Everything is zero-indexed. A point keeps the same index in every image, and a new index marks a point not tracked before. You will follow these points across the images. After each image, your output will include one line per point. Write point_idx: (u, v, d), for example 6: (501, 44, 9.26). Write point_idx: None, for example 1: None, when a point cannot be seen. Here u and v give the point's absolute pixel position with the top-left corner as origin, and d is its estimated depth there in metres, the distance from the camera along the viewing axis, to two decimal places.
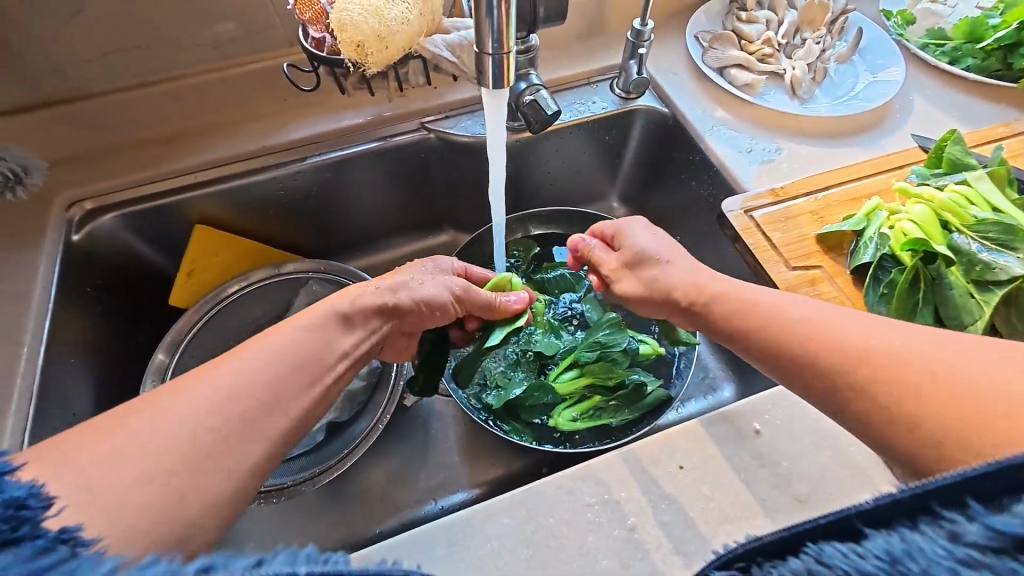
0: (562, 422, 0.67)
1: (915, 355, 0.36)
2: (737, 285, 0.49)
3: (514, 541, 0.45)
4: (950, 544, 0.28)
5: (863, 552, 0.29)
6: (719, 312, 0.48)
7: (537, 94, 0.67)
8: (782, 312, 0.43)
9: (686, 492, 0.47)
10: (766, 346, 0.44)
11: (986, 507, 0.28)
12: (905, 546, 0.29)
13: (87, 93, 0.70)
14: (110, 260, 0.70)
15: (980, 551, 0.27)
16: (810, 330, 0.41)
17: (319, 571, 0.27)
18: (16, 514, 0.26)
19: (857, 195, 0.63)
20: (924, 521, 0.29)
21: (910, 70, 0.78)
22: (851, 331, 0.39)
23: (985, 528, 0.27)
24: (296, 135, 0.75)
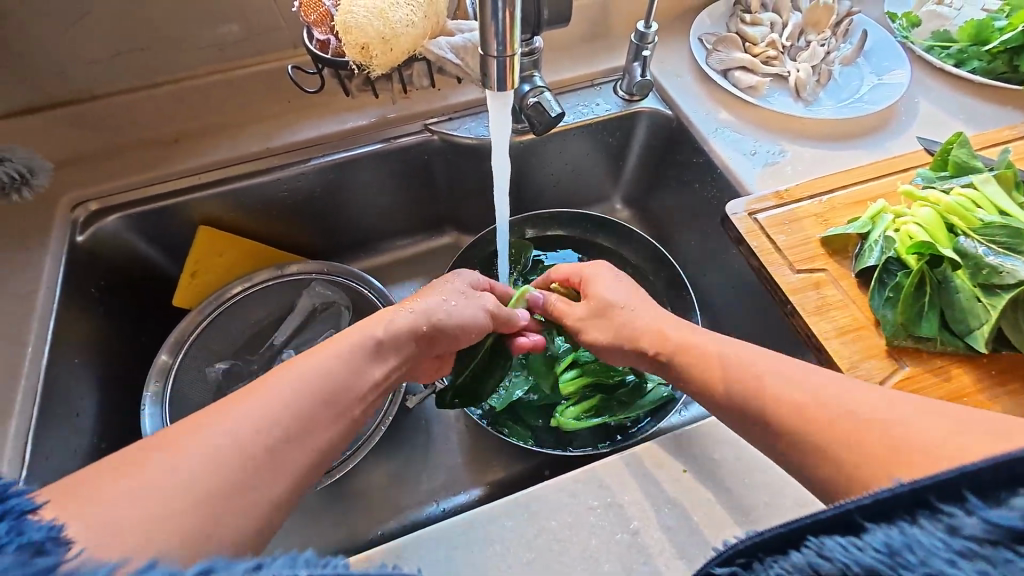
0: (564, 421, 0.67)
1: (868, 410, 0.37)
2: (702, 338, 0.51)
3: (517, 543, 0.45)
4: (949, 537, 0.28)
5: (862, 545, 0.30)
6: (684, 368, 0.50)
7: (540, 96, 0.67)
8: (739, 367, 0.45)
9: (689, 497, 0.47)
10: (729, 402, 0.45)
11: (983, 500, 0.28)
12: (905, 539, 0.29)
13: (92, 94, 0.70)
14: (114, 260, 0.70)
15: (978, 543, 0.27)
16: (770, 384, 0.43)
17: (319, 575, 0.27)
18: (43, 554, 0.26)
19: (862, 197, 0.62)
20: (923, 514, 0.30)
21: (915, 72, 0.77)
22: (808, 385, 0.41)
23: (982, 521, 0.28)
24: (300, 136, 0.75)
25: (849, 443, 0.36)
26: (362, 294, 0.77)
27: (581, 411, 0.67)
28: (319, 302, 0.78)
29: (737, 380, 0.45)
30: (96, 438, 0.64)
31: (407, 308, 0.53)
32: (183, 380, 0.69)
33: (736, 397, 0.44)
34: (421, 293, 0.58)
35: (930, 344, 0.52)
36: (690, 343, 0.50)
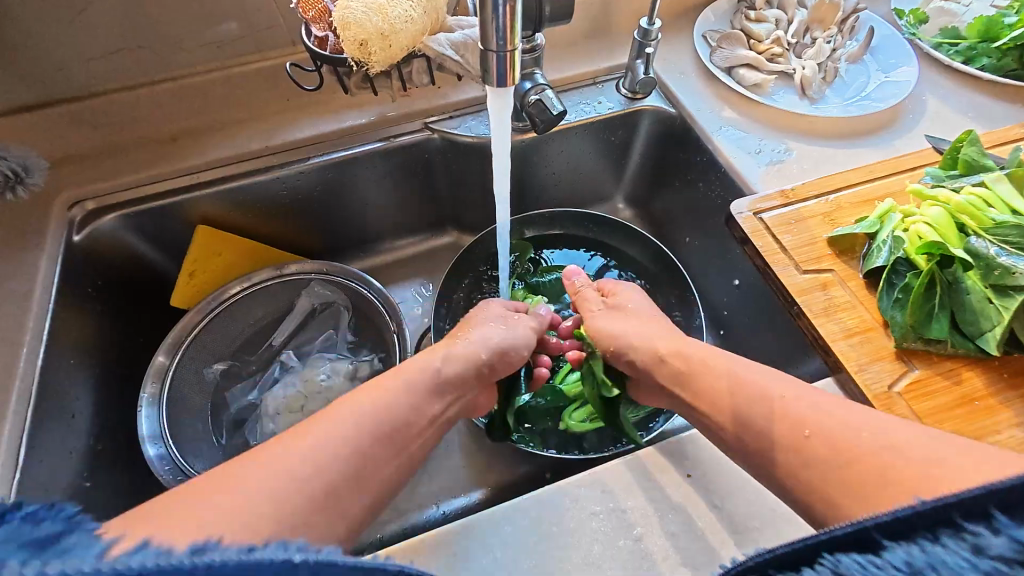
0: (573, 424, 0.67)
1: (881, 438, 0.38)
2: (720, 356, 0.51)
3: (518, 550, 0.44)
4: (976, 555, 0.28)
5: (882, 563, 0.30)
6: (699, 380, 0.50)
7: (542, 94, 0.66)
8: (755, 391, 0.45)
9: (692, 501, 0.46)
10: (742, 418, 0.45)
11: (1012, 522, 0.29)
12: (928, 558, 0.29)
13: (88, 92, 0.69)
14: (111, 260, 0.70)
15: (1005, 562, 0.27)
16: (786, 409, 0.42)
17: (313, 559, 0.29)
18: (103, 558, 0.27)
19: (869, 196, 0.61)
20: (946, 533, 0.30)
21: (923, 69, 0.76)
22: (825, 408, 0.41)
23: (1009, 541, 0.28)
24: (299, 135, 0.74)
25: (862, 467, 0.37)
26: (361, 294, 0.76)
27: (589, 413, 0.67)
28: (318, 303, 0.78)
29: (755, 398, 0.45)
30: (93, 439, 0.63)
31: (463, 348, 0.55)
32: (181, 381, 0.69)
33: (750, 413, 0.44)
34: (468, 328, 0.59)
35: (940, 347, 0.51)
36: (704, 364, 0.51)
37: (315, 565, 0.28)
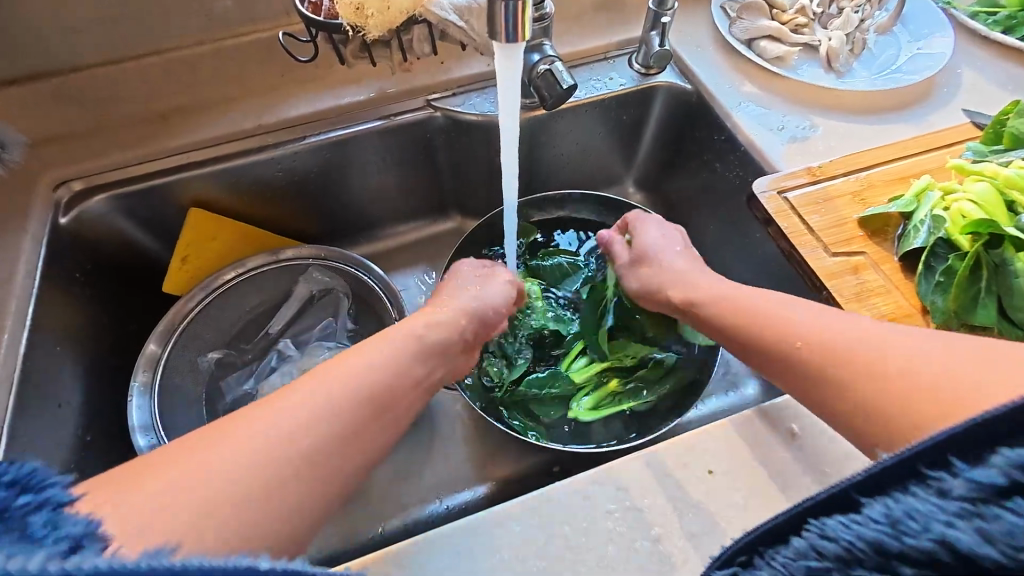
0: (582, 412, 0.64)
1: (893, 353, 0.37)
2: (727, 289, 0.50)
3: (527, 552, 0.41)
4: (941, 500, 0.29)
5: (863, 520, 0.30)
6: (716, 310, 0.49)
7: (552, 65, 0.62)
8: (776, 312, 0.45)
9: (715, 500, 0.43)
10: (758, 350, 0.45)
11: (966, 463, 0.29)
12: (903, 508, 0.30)
13: (74, 66, 0.66)
14: (99, 242, 0.67)
15: (970, 503, 0.28)
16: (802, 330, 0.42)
17: (285, 568, 0.27)
18: (76, 538, 0.27)
19: (903, 174, 0.57)
20: (914, 484, 0.30)
21: (958, 40, 0.71)
22: (836, 329, 0.41)
23: (968, 482, 0.29)
24: (295, 112, 0.70)
25: (868, 390, 0.37)
26: (361, 280, 0.73)
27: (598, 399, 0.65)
28: (317, 289, 0.75)
29: (766, 328, 0.44)
30: (81, 429, 0.60)
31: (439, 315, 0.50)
32: (174, 371, 0.66)
33: (766, 337, 0.44)
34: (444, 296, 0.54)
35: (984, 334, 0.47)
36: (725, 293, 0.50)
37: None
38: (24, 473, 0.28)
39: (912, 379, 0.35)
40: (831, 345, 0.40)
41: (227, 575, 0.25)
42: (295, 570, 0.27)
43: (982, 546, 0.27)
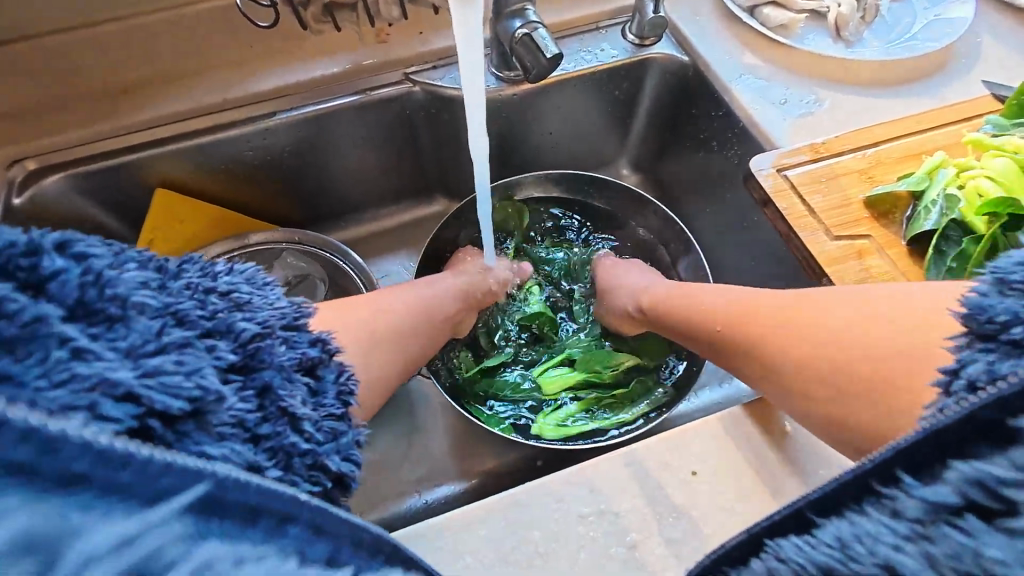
0: (549, 428, 0.60)
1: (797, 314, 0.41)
2: (675, 290, 0.56)
3: (494, 557, 0.38)
4: (893, 521, 0.26)
5: (816, 543, 0.27)
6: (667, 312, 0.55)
7: (533, 32, 0.57)
8: (703, 304, 0.50)
9: (698, 504, 0.40)
10: (701, 346, 0.50)
11: (918, 479, 0.26)
12: (854, 531, 0.26)
13: (26, 35, 0.62)
14: (59, 224, 0.63)
15: (921, 525, 0.25)
16: (726, 313, 0.47)
17: (317, 503, 0.28)
18: (295, 315, 0.33)
19: (917, 150, 0.53)
20: (870, 501, 0.27)
21: (981, 7, 0.66)
22: (734, 308, 0.46)
23: (921, 503, 0.25)
24: (264, 87, 0.66)
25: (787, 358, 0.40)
26: (336, 266, 0.69)
27: (568, 416, 0.61)
28: (292, 276, 0.70)
29: (686, 320, 0.52)
30: None
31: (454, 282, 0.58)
32: None
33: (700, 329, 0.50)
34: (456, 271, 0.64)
35: None
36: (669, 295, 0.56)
37: (320, 509, 0.28)
38: (246, 268, 0.34)
39: (801, 344, 0.39)
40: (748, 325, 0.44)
41: (270, 497, 0.27)
42: (322, 507, 0.28)
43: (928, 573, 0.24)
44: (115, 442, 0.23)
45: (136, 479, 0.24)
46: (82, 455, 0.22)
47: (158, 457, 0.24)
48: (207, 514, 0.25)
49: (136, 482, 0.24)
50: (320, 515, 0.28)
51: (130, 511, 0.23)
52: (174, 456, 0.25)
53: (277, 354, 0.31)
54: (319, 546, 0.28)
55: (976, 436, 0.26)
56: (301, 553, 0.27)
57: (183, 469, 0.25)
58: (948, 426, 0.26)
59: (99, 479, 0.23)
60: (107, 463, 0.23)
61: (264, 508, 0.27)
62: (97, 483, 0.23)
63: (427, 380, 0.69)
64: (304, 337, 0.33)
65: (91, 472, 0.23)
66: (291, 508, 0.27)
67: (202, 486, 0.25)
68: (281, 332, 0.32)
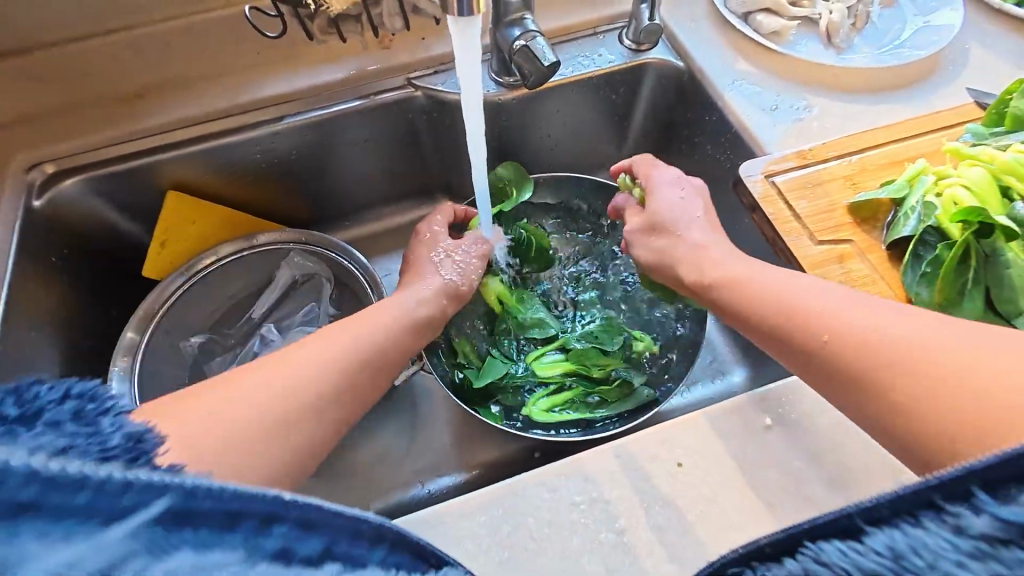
0: (536, 412, 0.63)
1: (930, 342, 0.34)
2: (738, 267, 0.47)
3: (492, 541, 0.41)
4: (954, 537, 0.27)
5: (865, 550, 0.29)
6: (731, 292, 0.45)
7: (532, 41, 0.59)
8: (790, 293, 0.42)
9: (683, 493, 0.42)
10: (773, 336, 0.41)
11: (992, 497, 0.27)
12: (910, 541, 0.28)
13: (42, 43, 0.64)
14: (76, 226, 0.66)
15: (988, 543, 0.26)
16: (826, 310, 0.39)
17: (301, 498, 0.30)
18: (135, 445, 0.28)
19: (900, 157, 0.55)
20: (927, 514, 0.28)
21: (968, 13, 0.67)
22: (845, 323, 0.37)
23: (992, 520, 0.27)
24: (271, 91, 0.68)
25: (910, 385, 0.33)
26: (340, 265, 0.72)
27: (557, 403, 0.63)
28: (300, 275, 0.74)
29: (765, 314, 0.42)
30: None
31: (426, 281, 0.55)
32: (154, 357, 0.66)
33: (779, 318, 0.41)
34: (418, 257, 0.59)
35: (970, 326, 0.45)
36: (736, 272, 0.46)
37: (301, 502, 0.30)
38: (87, 387, 0.29)
39: (927, 388, 0.32)
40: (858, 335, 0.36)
41: (253, 498, 0.29)
42: (307, 503, 0.30)
43: None
44: (55, 465, 0.25)
45: (94, 500, 0.26)
46: (30, 484, 0.24)
47: (116, 476, 0.26)
48: (180, 523, 0.27)
49: (95, 502, 0.26)
50: (315, 511, 0.30)
51: (88, 531, 0.25)
52: (132, 473, 0.27)
53: (118, 466, 0.27)
54: (309, 541, 0.30)
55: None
56: (290, 548, 0.29)
57: (145, 485, 0.27)
58: (1017, 453, 0.27)
59: (53, 504, 0.25)
60: (61, 488, 0.25)
61: (246, 510, 0.29)
62: (48, 508, 0.25)
63: (429, 375, 0.71)
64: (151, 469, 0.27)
65: (41, 499, 0.25)
66: (276, 508, 0.29)
67: (164, 499, 0.27)
68: (112, 474, 0.26)
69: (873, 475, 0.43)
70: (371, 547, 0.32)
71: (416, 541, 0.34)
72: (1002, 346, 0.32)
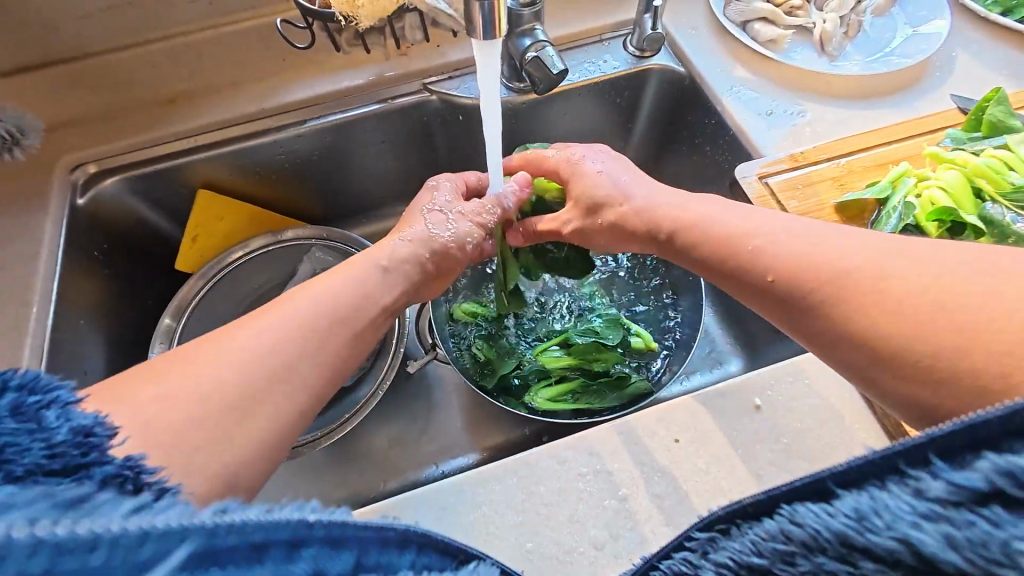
0: (540, 400, 0.66)
1: (867, 264, 0.36)
2: (693, 211, 0.49)
3: (506, 505, 0.46)
4: (915, 500, 0.27)
5: (833, 512, 0.28)
6: (686, 239, 0.48)
7: (542, 51, 0.63)
8: (738, 236, 0.44)
9: (678, 465, 0.47)
10: (729, 281, 0.44)
11: (948, 464, 0.27)
12: (873, 504, 0.27)
13: (87, 52, 0.70)
14: (115, 222, 0.71)
15: (942, 505, 0.26)
16: (770, 249, 0.41)
17: (327, 519, 0.29)
18: (85, 440, 0.27)
19: (885, 160, 0.60)
20: (892, 480, 0.28)
21: (955, 22, 0.71)
22: (829, 262, 0.38)
23: (947, 484, 0.26)
24: (296, 96, 0.73)
25: (847, 310, 0.36)
26: None
27: (560, 394, 0.66)
28: (320, 269, 0.77)
29: (752, 267, 0.42)
30: None
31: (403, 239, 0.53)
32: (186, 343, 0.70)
33: (729, 260, 0.44)
34: (409, 216, 0.57)
35: None
36: (688, 216, 0.48)
37: (330, 525, 0.29)
38: (26, 378, 0.28)
39: (911, 312, 0.33)
40: (798, 270, 0.39)
41: (277, 527, 0.27)
42: (336, 520, 0.29)
43: (944, 551, 0.25)
44: (62, 530, 0.23)
45: (111, 557, 0.24)
46: (36, 554, 0.22)
47: (131, 527, 0.24)
48: (206, 562, 0.26)
49: (112, 560, 0.24)
50: (338, 529, 0.29)
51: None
52: (148, 522, 0.25)
53: (117, 516, 0.25)
54: (339, 559, 0.29)
55: (1006, 431, 0.26)
56: (320, 569, 0.28)
57: (163, 532, 0.25)
58: (983, 421, 0.27)
59: (67, 569, 0.23)
60: (71, 551, 0.23)
61: (270, 540, 0.27)
62: (63, 575, 0.23)
63: (443, 364, 0.76)
64: (98, 474, 0.27)
65: (54, 565, 0.22)
66: (301, 532, 0.28)
67: (186, 545, 0.25)
68: (57, 532, 0.23)
69: (853, 453, 0.47)
70: (400, 552, 0.31)
71: (443, 540, 0.33)
72: (959, 256, 0.34)
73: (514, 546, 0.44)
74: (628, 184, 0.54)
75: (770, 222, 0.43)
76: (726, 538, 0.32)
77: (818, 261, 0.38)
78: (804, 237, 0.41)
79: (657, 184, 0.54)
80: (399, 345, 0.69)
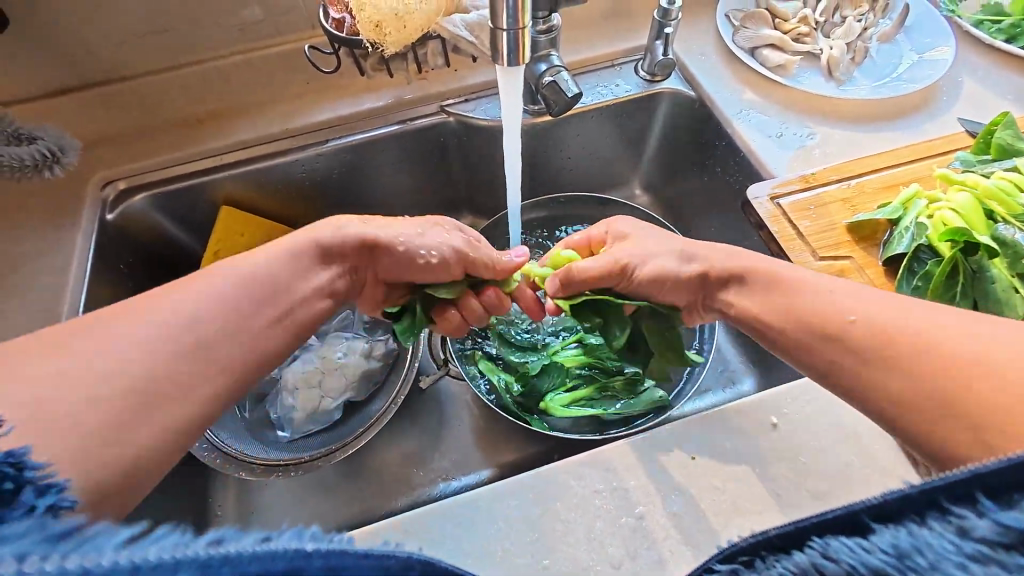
0: (554, 406, 0.68)
1: (918, 328, 0.35)
2: (732, 261, 0.49)
3: (521, 523, 0.45)
4: (959, 539, 0.26)
5: (870, 547, 0.27)
6: (731, 289, 0.48)
7: (557, 76, 0.66)
8: (786, 287, 0.44)
9: (695, 482, 0.47)
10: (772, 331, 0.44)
11: (995, 503, 0.26)
12: (913, 541, 0.27)
13: (123, 75, 0.73)
14: (140, 237, 0.72)
15: (990, 546, 0.25)
16: (818, 304, 0.41)
17: (325, 548, 0.27)
18: None
19: (893, 182, 0.61)
20: (932, 516, 0.27)
21: (959, 50, 0.73)
22: (874, 323, 0.37)
23: (994, 524, 0.25)
24: (320, 117, 0.76)
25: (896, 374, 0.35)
26: None
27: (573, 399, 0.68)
28: None
29: (799, 321, 0.41)
30: None
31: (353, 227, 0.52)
32: None
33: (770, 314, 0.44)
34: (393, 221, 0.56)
35: None
36: (731, 268, 0.48)
37: (327, 555, 0.27)
38: None
39: (964, 378, 0.32)
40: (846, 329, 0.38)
41: (273, 557, 0.26)
42: (334, 550, 0.27)
43: None
44: (51, 565, 0.23)
45: None
46: None
47: (122, 561, 0.24)
48: None
49: None
50: (337, 557, 0.27)
51: None
52: (140, 555, 0.24)
53: (108, 551, 0.24)
54: None
55: None
56: None
57: (154, 565, 0.24)
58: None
59: None
60: None
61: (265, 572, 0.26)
62: None
63: (455, 379, 0.76)
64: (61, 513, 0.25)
65: None
66: (297, 561, 0.26)
67: None
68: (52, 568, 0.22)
69: (874, 474, 0.46)
70: None
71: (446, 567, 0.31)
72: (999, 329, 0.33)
73: (531, 565, 0.44)
74: (636, 240, 0.54)
75: (821, 280, 0.43)
76: (749, 571, 0.30)
77: (870, 320, 0.37)
78: (855, 296, 0.40)
79: (668, 237, 0.53)
80: (411, 361, 0.70)
